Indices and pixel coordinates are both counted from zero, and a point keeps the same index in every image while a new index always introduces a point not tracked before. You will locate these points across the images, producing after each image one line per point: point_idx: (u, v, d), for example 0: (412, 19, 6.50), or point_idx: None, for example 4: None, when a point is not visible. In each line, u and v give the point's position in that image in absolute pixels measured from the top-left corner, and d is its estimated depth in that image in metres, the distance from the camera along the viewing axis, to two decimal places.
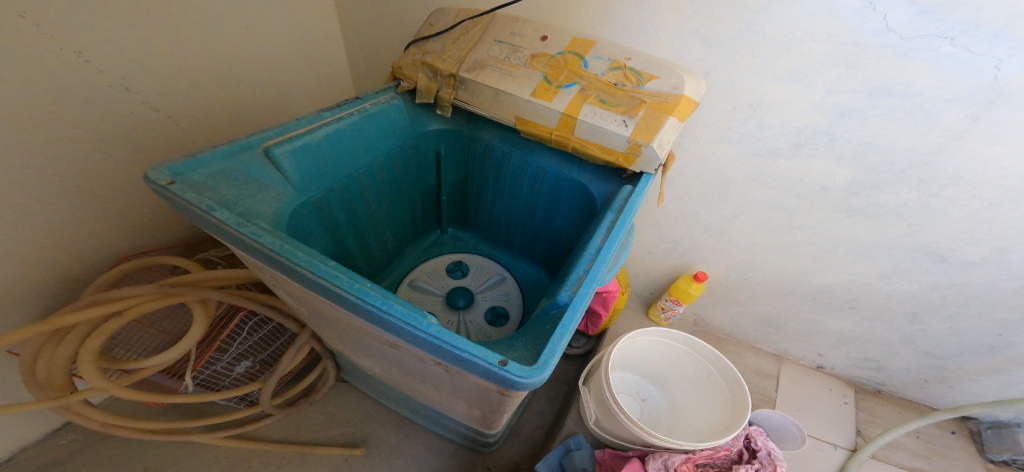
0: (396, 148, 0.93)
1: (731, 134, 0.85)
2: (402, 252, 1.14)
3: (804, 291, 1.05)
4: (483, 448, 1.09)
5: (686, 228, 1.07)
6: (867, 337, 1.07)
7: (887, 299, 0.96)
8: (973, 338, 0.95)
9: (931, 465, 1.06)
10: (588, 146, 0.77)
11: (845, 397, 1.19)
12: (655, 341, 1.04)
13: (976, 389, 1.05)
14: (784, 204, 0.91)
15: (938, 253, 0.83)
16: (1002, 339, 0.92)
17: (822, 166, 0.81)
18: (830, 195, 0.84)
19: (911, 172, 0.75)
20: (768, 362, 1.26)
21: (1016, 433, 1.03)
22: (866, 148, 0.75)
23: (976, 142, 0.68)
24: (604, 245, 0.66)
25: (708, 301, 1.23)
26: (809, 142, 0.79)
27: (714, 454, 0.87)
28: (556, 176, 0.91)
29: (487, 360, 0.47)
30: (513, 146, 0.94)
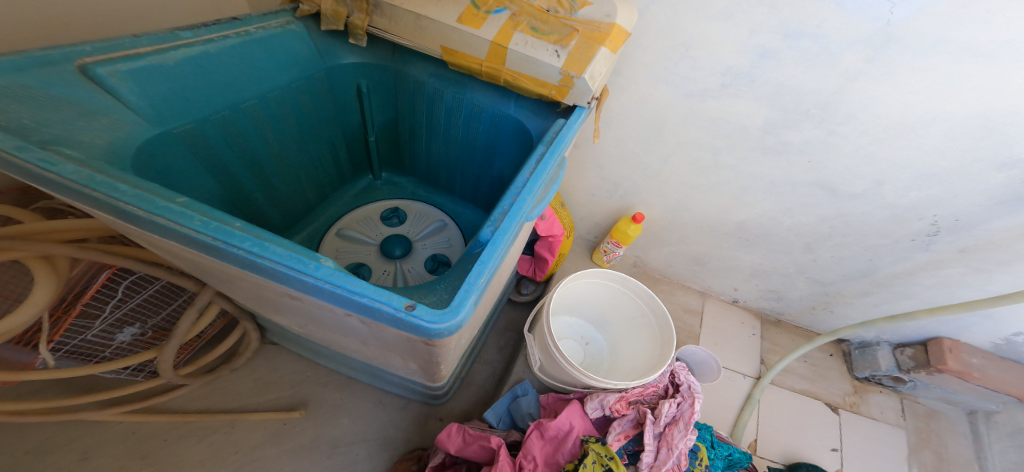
0: (302, 82, 0.80)
1: (667, 74, 0.83)
2: (326, 198, 1.03)
3: (723, 229, 1.12)
4: (434, 400, 1.10)
5: (625, 170, 1.08)
6: (773, 268, 1.19)
7: (789, 232, 1.06)
8: (851, 264, 1.09)
9: (814, 385, 1.25)
10: (521, 79, 0.71)
11: (753, 329, 1.35)
12: (596, 283, 1.05)
13: (850, 312, 1.23)
14: (711, 143, 0.93)
15: (830, 187, 0.92)
16: (872, 263, 1.06)
17: (743, 106, 0.83)
18: (749, 133, 0.88)
19: (815, 111, 0.79)
20: (694, 299, 1.37)
21: (875, 351, 1.25)
22: (780, 90, 0.77)
23: (868, 83, 0.72)
24: (531, 178, 0.61)
25: (645, 242, 1.27)
26: (734, 83, 0.79)
27: (644, 392, 0.94)
28: (491, 113, 0.84)
29: (390, 304, 0.43)
30: (444, 82, 0.84)
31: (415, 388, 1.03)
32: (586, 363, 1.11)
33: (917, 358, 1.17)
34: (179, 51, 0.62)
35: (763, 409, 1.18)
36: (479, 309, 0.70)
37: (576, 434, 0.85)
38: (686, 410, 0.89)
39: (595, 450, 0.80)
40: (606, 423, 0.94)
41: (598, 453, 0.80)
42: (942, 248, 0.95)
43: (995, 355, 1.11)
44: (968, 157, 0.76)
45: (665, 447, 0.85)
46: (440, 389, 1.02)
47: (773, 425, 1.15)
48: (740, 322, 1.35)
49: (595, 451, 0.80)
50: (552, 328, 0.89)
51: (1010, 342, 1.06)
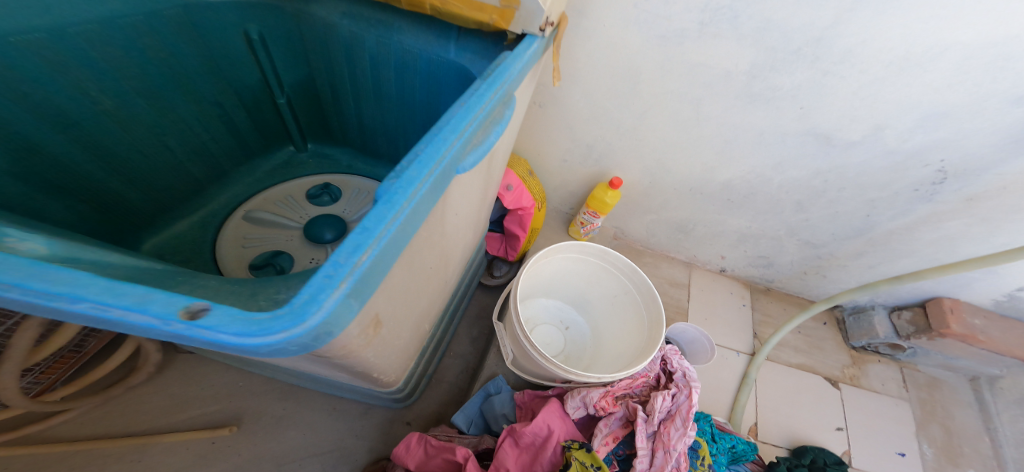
0: (139, 18, 0.63)
1: (638, 12, 0.69)
2: (229, 175, 0.87)
3: (709, 190, 0.98)
4: (399, 403, 0.95)
5: (598, 129, 0.93)
6: (762, 232, 1.05)
7: (778, 190, 0.93)
8: (845, 222, 0.96)
9: (811, 358, 1.15)
10: (454, 4, 0.56)
11: (744, 299, 1.22)
12: (572, 259, 0.90)
13: (843, 276, 1.09)
14: (692, 93, 0.79)
15: (825, 135, 0.79)
16: (868, 220, 0.94)
17: (725, 47, 0.69)
18: (733, 79, 0.74)
19: (807, 50, 0.66)
20: (680, 271, 1.22)
21: (871, 317, 1.14)
22: (766, 29, 0.65)
23: (867, 12, 0.60)
24: (454, 116, 0.43)
25: (625, 211, 1.12)
26: (713, 22, 0.66)
27: (632, 383, 0.83)
28: (427, 60, 0.68)
29: (160, 314, 0.26)
30: (365, 26, 0.69)
31: (371, 393, 0.87)
32: (568, 350, 0.98)
33: (916, 322, 1.07)
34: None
35: (761, 389, 1.09)
36: (412, 297, 0.54)
37: (557, 441, 0.73)
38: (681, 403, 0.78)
39: (578, 459, 0.69)
40: (591, 422, 0.82)
41: (581, 462, 0.69)
42: (949, 198, 0.83)
43: (996, 315, 1.02)
44: (985, 90, 0.65)
45: (660, 448, 0.74)
46: (399, 392, 0.88)
47: (772, 406, 1.06)
48: (728, 292, 1.22)
49: (578, 460, 0.69)
50: (522, 317, 0.75)
51: (1013, 299, 0.97)
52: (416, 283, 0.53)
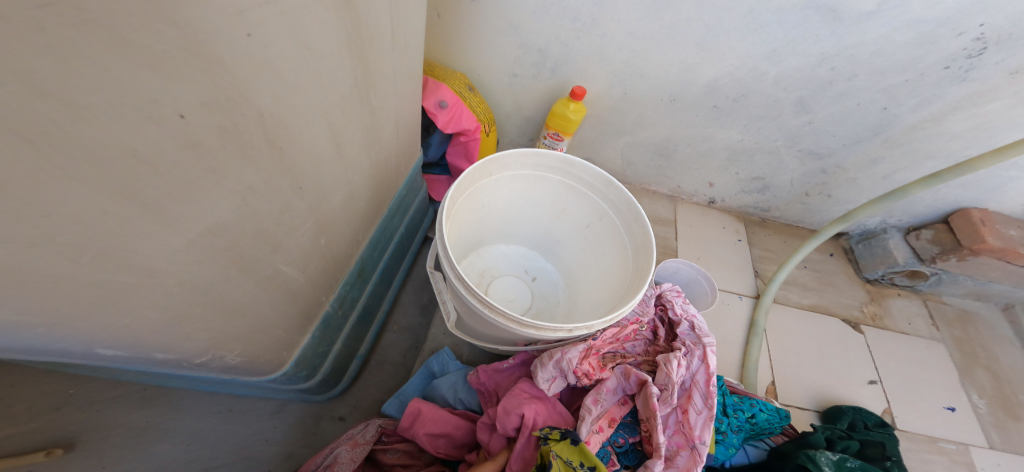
0: None
1: None
2: None
3: (693, 94, 0.78)
4: (319, 394, 0.73)
5: (551, 27, 0.72)
6: (757, 146, 0.86)
7: (774, 87, 0.74)
8: (858, 120, 0.76)
9: (822, 297, 0.98)
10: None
11: (739, 235, 1.03)
12: (526, 180, 0.68)
13: (852, 193, 0.91)
14: None
15: (831, 11, 0.61)
16: (887, 115, 0.74)
17: None
18: None
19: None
20: (665, 206, 1.04)
21: (885, 241, 0.96)
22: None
23: None
24: None
25: (595, 134, 0.91)
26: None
27: (620, 334, 0.63)
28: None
29: None
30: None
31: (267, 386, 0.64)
32: (537, 306, 0.77)
33: (941, 241, 0.89)
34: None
35: (773, 338, 0.91)
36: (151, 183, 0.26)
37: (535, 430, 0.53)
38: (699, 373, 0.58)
39: (558, 456, 0.50)
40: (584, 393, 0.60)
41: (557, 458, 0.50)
42: (988, 74, 0.65)
43: None
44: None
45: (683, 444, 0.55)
46: (307, 380, 0.65)
47: (788, 361, 0.87)
48: (721, 228, 1.04)
49: (559, 459, 0.50)
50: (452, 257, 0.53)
51: None
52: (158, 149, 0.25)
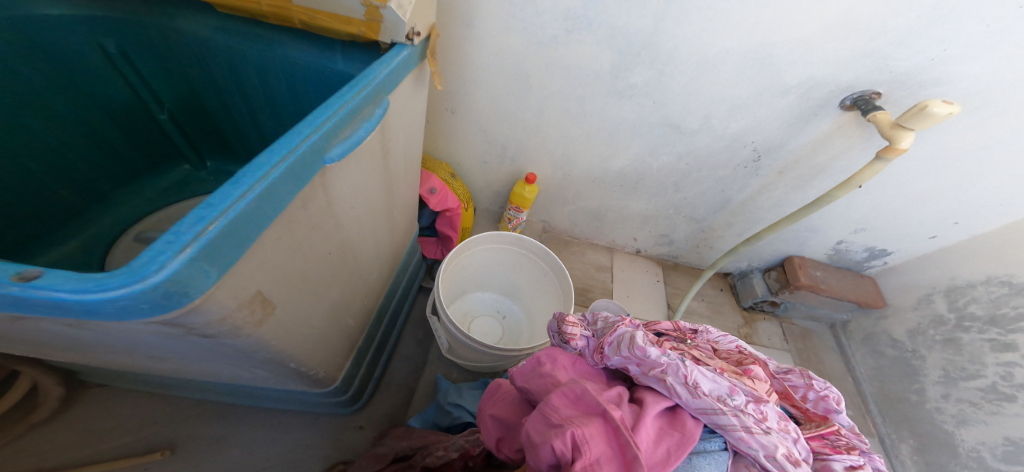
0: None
1: (517, 20, 0.80)
2: (108, 198, 0.84)
3: (608, 179, 1.13)
4: (345, 409, 0.98)
5: (508, 129, 1.04)
6: (658, 212, 1.22)
7: (658, 173, 1.07)
8: (709, 196, 1.11)
9: (713, 321, 1.36)
10: (323, 18, 0.58)
11: (656, 275, 1.41)
12: (495, 249, 1.03)
13: (722, 244, 1.28)
14: (575, 92, 0.92)
15: (674, 124, 0.94)
16: (724, 192, 1.08)
17: (588, 50, 0.83)
18: (601, 78, 0.87)
19: (644, 53, 0.81)
20: (603, 255, 1.40)
21: (751, 278, 1.36)
22: (613, 33, 0.79)
23: (673, 23, 0.75)
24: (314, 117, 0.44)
25: (547, 202, 1.27)
26: (576, 28, 0.79)
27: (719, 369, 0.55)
28: (317, 71, 0.66)
29: None
30: (243, 37, 0.67)
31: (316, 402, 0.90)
32: (506, 336, 1.09)
33: (779, 279, 1.27)
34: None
35: None
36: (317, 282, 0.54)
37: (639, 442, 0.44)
38: (837, 440, 0.51)
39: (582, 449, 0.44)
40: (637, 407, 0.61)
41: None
42: (769, 169, 0.99)
43: (833, 266, 1.22)
44: (759, 87, 0.81)
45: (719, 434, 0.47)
46: (343, 394, 0.91)
47: None
48: (644, 271, 1.41)
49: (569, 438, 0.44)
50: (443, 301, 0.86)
51: (838, 251, 1.16)
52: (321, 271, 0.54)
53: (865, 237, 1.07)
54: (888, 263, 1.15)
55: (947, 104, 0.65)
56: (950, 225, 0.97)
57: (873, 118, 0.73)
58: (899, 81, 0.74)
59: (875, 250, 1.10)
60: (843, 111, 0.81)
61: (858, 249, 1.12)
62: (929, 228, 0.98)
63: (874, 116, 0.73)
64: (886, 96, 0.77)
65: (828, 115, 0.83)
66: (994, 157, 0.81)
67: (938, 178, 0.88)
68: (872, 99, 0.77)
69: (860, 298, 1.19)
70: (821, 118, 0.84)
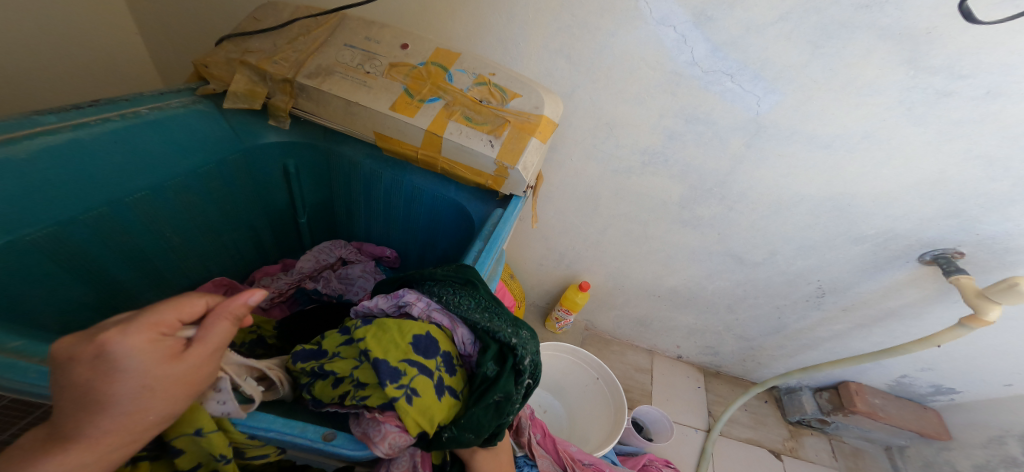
0: (212, 167, 0.69)
1: (596, 152, 0.83)
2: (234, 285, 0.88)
3: (658, 293, 1.09)
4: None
5: (568, 240, 1.05)
6: (706, 327, 1.15)
7: (713, 294, 1.03)
8: (765, 321, 1.04)
9: (758, 432, 1.27)
10: (457, 167, 0.67)
11: (699, 381, 1.33)
12: (548, 355, 1.10)
13: (773, 363, 1.19)
14: (639, 217, 0.93)
15: (737, 256, 0.91)
16: (781, 320, 1.02)
17: (661, 183, 0.84)
18: (669, 208, 0.88)
19: (716, 190, 0.81)
20: (643, 357, 1.34)
21: (800, 396, 1.27)
22: (688, 170, 0.80)
23: (751, 166, 0.74)
24: (483, 254, 0.64)
25: (592, 306, 1.23)
26: (651, 162, 0.81)
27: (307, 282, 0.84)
28: (433, 195, 0.76)
29: (305, 437, 0.39)
30: (382, 164, 0.76)
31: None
32: None
33: (832, 401, 1.20)
34: (109, 123, 0.57)
35: (717, 462, 1.19)
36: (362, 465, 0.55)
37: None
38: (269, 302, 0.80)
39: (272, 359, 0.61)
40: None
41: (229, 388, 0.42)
42: (830, 306, 0.92)
43: (891, 395, 1.17)
44: (832, 232, 0.79)
45: None
46: None
47: None
48: (686, 376, 1.33)
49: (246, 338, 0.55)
50: None
51: (901, 382, 1.11)
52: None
53: (931, 376, 1.02)
54: (954, 400, 1.10)
55: None
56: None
57: (956, 281, 0.68)
58: (985, 243, 0.70)
59: (942, 387, 1.05)
60: (919, 264, 0.76)
61: (923, 384, 1.07)
62: (1004, 376, 0.92)
63: (959, 279, 0.68)
64: (968, 255, 0.72)
65: (904, 266, 0.78)
66: None
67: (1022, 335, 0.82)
68: (953, 257, 0.72)
69: (922, 430, 1.11)
70: (893, 267, 0.79)
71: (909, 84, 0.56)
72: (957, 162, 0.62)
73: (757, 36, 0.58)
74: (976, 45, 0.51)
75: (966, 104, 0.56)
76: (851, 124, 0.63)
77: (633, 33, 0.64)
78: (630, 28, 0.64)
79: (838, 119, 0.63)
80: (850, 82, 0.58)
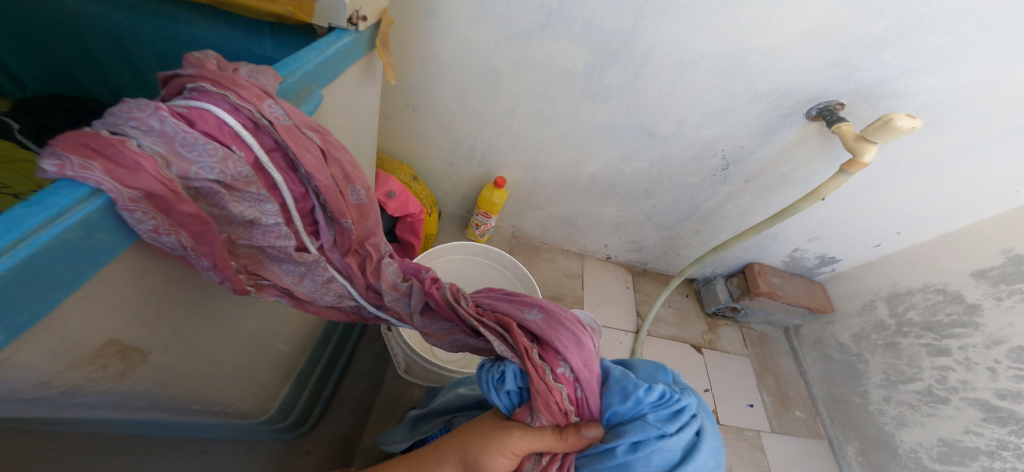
0: None
1: (485, 12, 0.73)
2: None
3: (580, 185, 1.06)
4: (292, 431, 0.82)
5: (475, 129, 0.96)
6: (628, 219, 1.15)
7: (631, 180, 1.02)
8: (680, 205, 1.06)
9: (680, 328, 1.32)
10: None
11: (627, 282, 1.37)
12: (459, 260, 0.97)
13: (691, 251, 1.23)
14: (547, 93, 0.86)
15: (648, 130, 0.89)
16: (695, 202, 1.04)
17: (563, 48, 0.77)
18: (576, 79, 0.82)
19: (621, 53, 0.75)
20: (574, 262, 1.34)
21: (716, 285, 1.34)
22: (589, 30, 0.73)
23: (653, 20, 0.69)
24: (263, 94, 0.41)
25: (516, 209, 1.19)
26: (550, 22, 0.73)
27: None
28: (237, 55, 0.58)
29: None
30: (139, 16, 0.57)
31: (242, 436, 0.73)
32: None
33: (741, 286, 1.27)
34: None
35: None
36: (198, 384, 0.47)
37: (377, 229, 0.49)
38: None
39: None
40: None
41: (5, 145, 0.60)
42: (735, 180, 0.94)
43: (789, 273, 1.25)
44: (731, 93, 0.77)
45: None
46: (283, 421, 0.76)
47: None
48: (615, 278, 1.36)
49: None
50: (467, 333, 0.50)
51: (793, 258, 1.19)
52: (208, 377, 0.48)
53: (817, 246, 1.11)
54: (835, 270, 1.19)
55: (908, 117, 0.63)
56: (894, 235, 0.99)
57: (838, 130, 0.69)
58: (863, 92, 0.71)
59: (825, 257, 1.15)
60: (807, 120, 0.78)
61: (811, 257, 1.16)
62: (874, 238, 1.02)
63: (839, 126, 0.69)
64: (847, 107, 0.73)
65: (795, 124, 0.79)
66: (939, 171, 0.81)
67: (889, 192, 0.88)
68: (835, 109, 0.73)
69: (811, 304, 1.21)
70: (785, 126, 0.80)
71: None
72: (839, 3, 0.61)
73: None
74: None
75: None
76: None
77: None
78: None
79: None
80: None
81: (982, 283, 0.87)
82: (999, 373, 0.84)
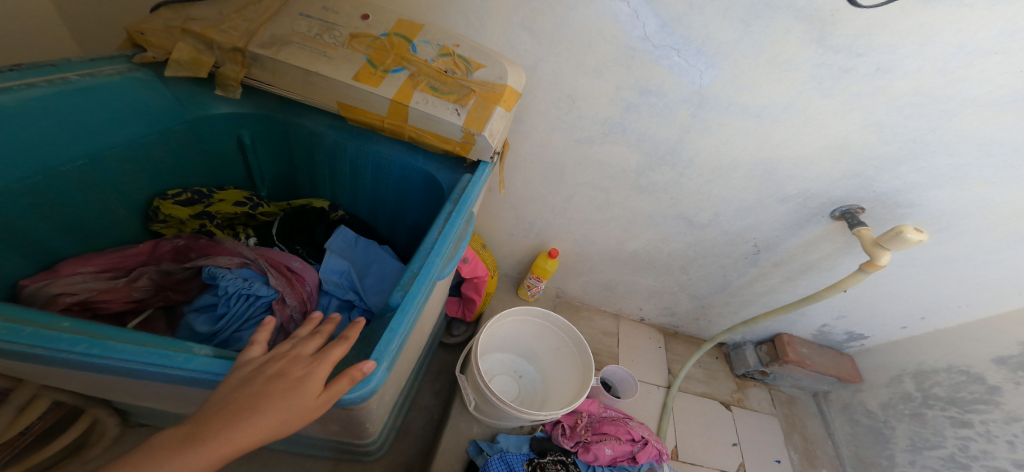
0: (154, 137, 0.71)
1: (561, 123, 0.90)
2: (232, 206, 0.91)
3: (621, 257, 1.20)
4: (369, 455, 0.93)
5: (536, 209, 1.12)
6: (664, 288, 1.27)
7: (670, 257, 1.15)
8: (714, 279, 1.17)
9: (710, 386, 1.39)
10: (425, 135, 0.70)
11: (660, 342, 1.46)
12: (519, 319, 1.10)
13: (721, 319, 1.33)
14: (602, 184, 1.01)
15: (687, 218, 1.02)
16: (726, 278, 1.15)
17: (620, 151, 0.92)
18: (628, 175, 0.97)
19: (667, 157, 0.90)
20: (610, 321, 1.45)
21: (745, 350, 1.42)
22: (643, 139, 0.87)
23: (699, 135, 0.83)
24: (440, 237, 0.63)
25: (562, 274, 1.33)
26: (611, 131, 0.88)
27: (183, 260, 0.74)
28: (401, 166, 0.80)
29: None
30: (347, 134, 0.79)
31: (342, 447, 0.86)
32: (521, 397, 1.11)
33: (770, 353, 1.35)
34: (36, 89, 0.58)
35: (678, 417, 1.29)
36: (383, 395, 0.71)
37: None
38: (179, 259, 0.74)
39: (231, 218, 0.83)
40: None
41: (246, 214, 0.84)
42: (764, 263, 1.07)
43: (816, 344, 1.33)
44: (763, 194, 0.90)
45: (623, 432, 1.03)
46: (373, 444, 0.87)
47: (686, 431, 1.26)
48: (648, 338, 1.45)
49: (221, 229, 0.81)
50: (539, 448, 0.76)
51: (822, 331, 1.28)
52: (390, 391, 0.73)
53: (845, 323, 1.20)
54: (864, 345, 1.27)
55: (916, 230, 0.74)
56: (919, 319, 1.09)
57: (858, 232, 0.81)
58: (880, 199, 0.83)
59: (854, 333, 1.23)
60: (831, 220, 0.90)
61: (839, 332, 1.25)
62: (900, 320, 1.11)
63: (861, 230, 0.81)
64: (867, 210, 0.85)
65: (820, 222, 0.92)
66: (954, 268, 0.92)
67: (910, 281, 0.98)
68: (856, 212, 0.86)
69: (838, 374, 1.28)
70: (811, 223, 0.93)
71: (818, 61, 0.66)
72: (857, 129, 0.73)
73: (698, 13, 0.66)
74: (867, 25, 0.60)
75: (863, 78, 0.66)
76: (776, 96, 0.72)
77: (591, 8, 0.69)
78: (588, 3, 0.69)
79: (764, 91, 0.72)
80: (773, 59, 0.67)
81: (1002, 368, 0.95)
82: (1017, 446, 0.91)
